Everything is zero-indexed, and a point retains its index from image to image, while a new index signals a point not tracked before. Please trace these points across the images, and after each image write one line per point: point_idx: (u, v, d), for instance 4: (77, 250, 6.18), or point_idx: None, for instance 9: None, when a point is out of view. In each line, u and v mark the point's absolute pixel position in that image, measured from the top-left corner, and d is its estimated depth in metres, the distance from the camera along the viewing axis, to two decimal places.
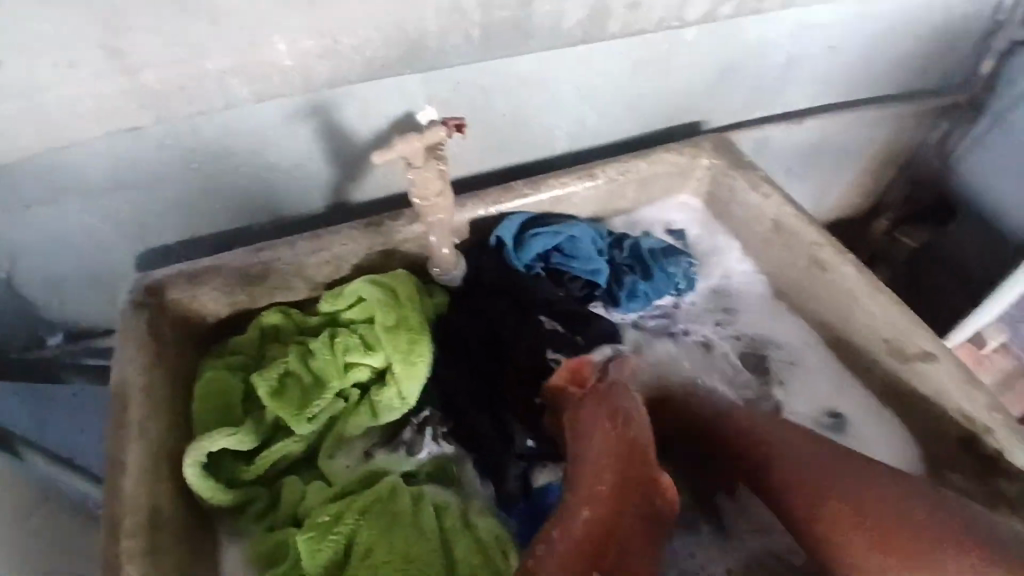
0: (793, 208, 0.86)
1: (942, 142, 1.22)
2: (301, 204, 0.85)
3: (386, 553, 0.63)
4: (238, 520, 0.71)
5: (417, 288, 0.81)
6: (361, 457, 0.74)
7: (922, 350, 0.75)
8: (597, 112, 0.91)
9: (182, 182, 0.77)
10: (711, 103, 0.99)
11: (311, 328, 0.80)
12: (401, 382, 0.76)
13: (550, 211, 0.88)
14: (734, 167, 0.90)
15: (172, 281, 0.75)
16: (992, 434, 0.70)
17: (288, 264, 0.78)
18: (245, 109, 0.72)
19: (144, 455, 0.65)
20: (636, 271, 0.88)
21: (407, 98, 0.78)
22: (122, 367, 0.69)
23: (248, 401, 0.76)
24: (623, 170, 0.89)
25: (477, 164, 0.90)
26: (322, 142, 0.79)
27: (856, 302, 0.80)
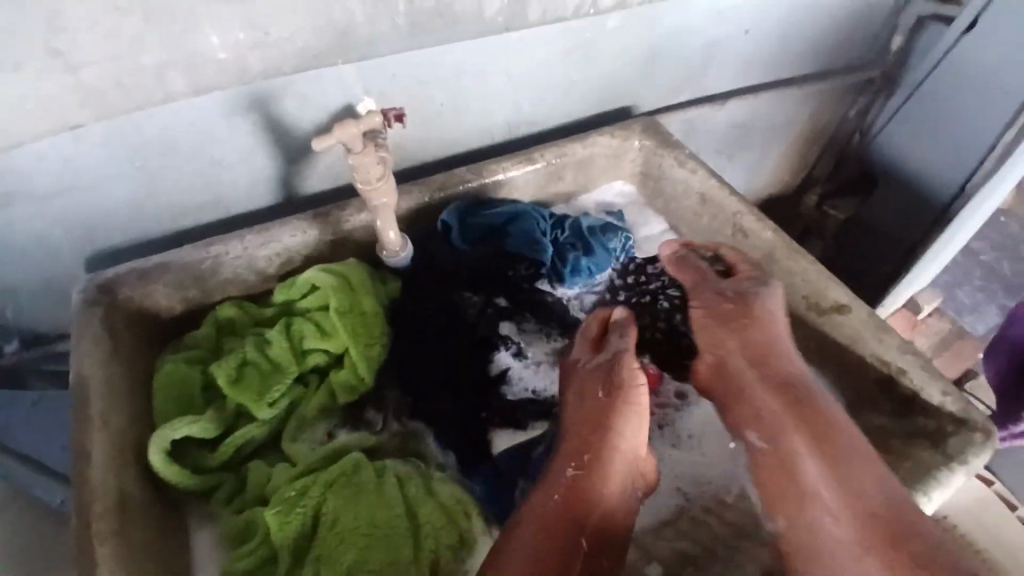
0: (717, 182, 0.93)
1: (854, 117, 1.34)
2: (251, 200, 0.87)
3: (354, 520, 0.67)
4: (208, 505, 0.73)
5: (370, 274, 0.85)
6: (323, 437, 0.77)
7: (835, 303, 0.82)
8: (532, 99, 0.96)
9: (127, 181, 0.78)
10: (639, 87, 1.05)
11: (267, 319, 0.83)
12: (358, 364, 0.80)
13: (494, 195, 0.93)
14: (661, 146, 0.97)
15: (123, 279, 0.76)
16: (897, 371, 0.78)
17: (240, 257, 0.80)
18: (186, 105, 0.74)
19: (107, 447, 0.67)
20: (578, 248, 0.93)
21: (347, 92, 0.81)
22: (79, 366, 0.70)
23: (208, 391, 0.78)
24: (561, 153, 0.94)
25: (422, 153, 0.94)
26: (264, 136, 0.81)
27: (776, 264, 0.88)
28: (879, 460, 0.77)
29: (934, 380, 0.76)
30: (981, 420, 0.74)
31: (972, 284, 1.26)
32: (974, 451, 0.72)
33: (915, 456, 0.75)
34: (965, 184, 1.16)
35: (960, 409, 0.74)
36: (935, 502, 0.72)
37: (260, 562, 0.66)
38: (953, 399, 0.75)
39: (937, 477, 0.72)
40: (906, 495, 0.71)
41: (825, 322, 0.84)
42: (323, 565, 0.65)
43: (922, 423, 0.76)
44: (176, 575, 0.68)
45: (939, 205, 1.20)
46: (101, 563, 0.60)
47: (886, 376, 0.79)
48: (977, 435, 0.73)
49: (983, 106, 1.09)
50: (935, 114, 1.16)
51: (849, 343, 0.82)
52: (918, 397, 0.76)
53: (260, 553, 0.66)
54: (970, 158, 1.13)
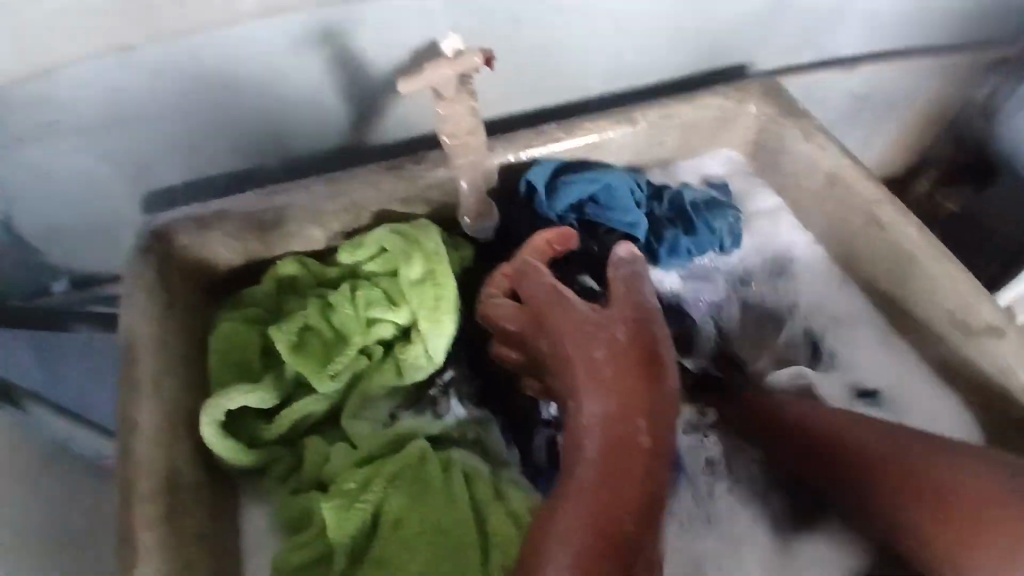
0: (848, 161, 0.80)
1: (983, 98, 1.13)
2: (317, 146, 0.79)
3: (419, 522, 0.60)
4: (261, 481, 0.68)
5: (444, 241, 0.75)
6: (386, 418, 0.70)
7: (988, 323, 0.70)
8: (637, 50, 0.83)
9: (187, 115, 0.70)
10: (758, 42, 0.90)
11: (331, 280, 0.74)
12: (429, 339, 0.70)
13: (586, 158, 0.82)
14: (784, 114, 0.83)
15: (179, 227, 0.69)
16: None
17: (304, 209, 0.72)
18: (254, 31, 0.64)
19: (157, 415, 0.61)
20: (678, 226, 0.82)
21: (432, 26, 0.70)
22: (130, 320, 0.64)
23: (267, 355, 0.71)
24: (667, 115, 0.82)
25: (506, 104, 0.83)
26: (337, 73, 0.71)
27: (915, 265, 0.74)
28: None
29: None
30: None
31: None
32: None
33: None
34: None
35: None
36: None
37: (314, 557, 0.60)
38: None
39: None
40: None
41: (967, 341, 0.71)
42: (385, 570, 0.58)
43: None
44: (224, 557, 0.62)
45: None
46: (147, 548, 0.54)
47: None
48: None
49: None
50: None
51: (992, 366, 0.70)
52: None
53: (314, 548, 0.60)
54: None
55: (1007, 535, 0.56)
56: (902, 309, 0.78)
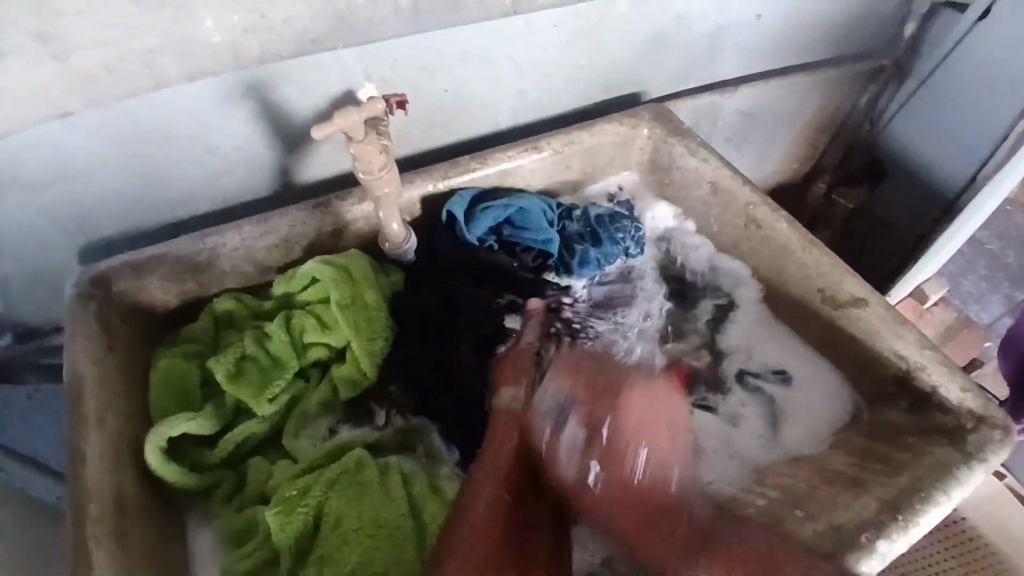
0: (728, 170, 0.90)
1: (865, 105, 1.29)
2: (250, 191, 0.85)
3: (357, 519, 0.65)
4: (208, 504, 0.71)
5: (372, 267, 0.82)
6: (326, 434, 0.75)
7: (852, 296, 0.79)
8: (537, 86, 0.93)
9: (122, 170, 0.75)
10: (647, 74, 1.02)
11: (267, 313, 0.80)
12: (361, 357, 0.78)
13: (499, 185, 0.90)
14: (671, 134, 0.93)
15: (118, 272, 0.74)
16: (915, 367, 0.75)
17: (237, 248, 0.78)
18: (180, 90, 0.71)
19: (102, 445, 0.65)
20: (586, 240, 0.90)
21: (346, 77, 0.78)
22: (73, 361, 0.69)
23: (208, 387, 0.76)
24: (568, 141, 0.92)
25: (424, 141, 0.91)
26: (262, 123, 0.78)
27: (788, 256, 0.84)
28: (888, 457, 0.73)
29: (953, 376, 0.73)
30: (1000, 416, 0.70)
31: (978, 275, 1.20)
32: (993, 449, 0.69)
33: (931, 452, 0.71)
34: (974, 175, 1.13)
35: (979, 406, 0.71)
36: (954, 501, 0.67)
37: (262, 563, 0.64)
38: (975, 396, 0.72)
39: (956, 474, 0.68)
40: (922, 495, 0.67)
41: (840, 316, 0.80)
42: (327, 565, 0.63)
43: (939, 421, 0.73)
44: (174, 575, 0.66)
45: (949, 196, 1.18)
46: (96, 565, 0.58)
47: (904, 372, 0.76)
48: (996, 433, 0.69)
49: (995, 96, 1.06)
50: (950, 103, 1.13)
51: (864, 337, 0.78)
52: (935, 394, 0.73)
53: (261, 554, 0.64)
54: (979, 153, 1.11)
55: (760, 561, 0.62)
56: (787, 297, 0.87)
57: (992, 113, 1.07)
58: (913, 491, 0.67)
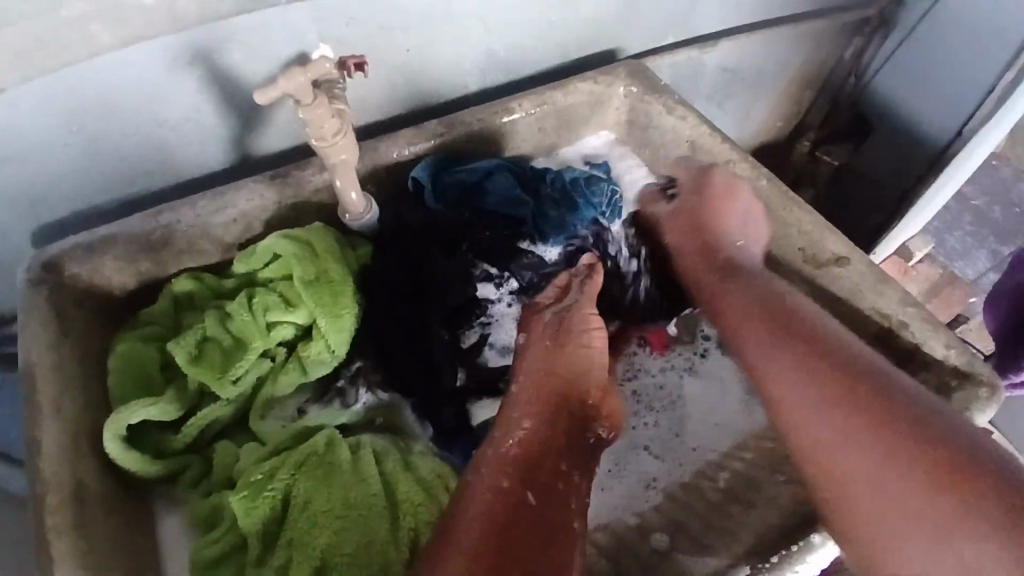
0: (708, 128, 0.86)
1: (850, 59, 1.24)
2: (206, 164, 0.81)
3: (326, 501, 0.63)
4: (175, 489, 0.70)
5: (337, 240, 0.78)
6: (294, 414, 0.73)
7: (833, 254, 0.77)
8: (506, 44, 0.88)
9: (65, 148, 0.71)
10: (623, 29, 0.97)
11: (228, 291, 0.77)
12: (328, 335, 0.74)
13: (469, 150, 0.86)
14: (648, 92, 0.89)
15: (69, 255, 0.70)
16: (899, 325, 0.73)
17: (193, 225, 0.74)
18: (119, 58, 0.66)
19: (60, 435, 0.62)
20: (562, 205, 0.87)
21: (298, 39, 0.73)
22: (25, 349, 0.65)
23: (169, 370, 0.73)
24: (540, 102, 0.87)
25: (388, 106, 0.87)
26: (212, 92, 0.74)
27: (770, 216, 0.82)
28: None
29: (937, 333, 0.72)
30: (986, 373, 0.70)
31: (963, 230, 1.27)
32: (976, 408, 0.69)
33: None
34: (961, 130, 1.10)
35: (964, 362, 0.70)
36: None
37: (228, 549, 0.62)
38: (960, 352, 0.71)
39: None
40: None
41: (823, 275, 0.78)
42: (294, 549, 0.61)
43: (922, 379, 0.72)
44: (144, 561, 0.64)
45: (933, 151, 1.14)
46: (59, 556, 0.57)
47: (887, 330, 0.74)
48: (982, 390, 0.69)
49: (983, 44, 1.02)
50: (941, 53, 1.08)
51: (846, 296, 0.77)
52: (919, 351, 0.72)
53: (227, 540, 0.62)
54: (965, 107, 1.08)
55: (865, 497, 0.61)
56: (770, 257, 0.84)
57: (981, 62, 1.03)
58: None
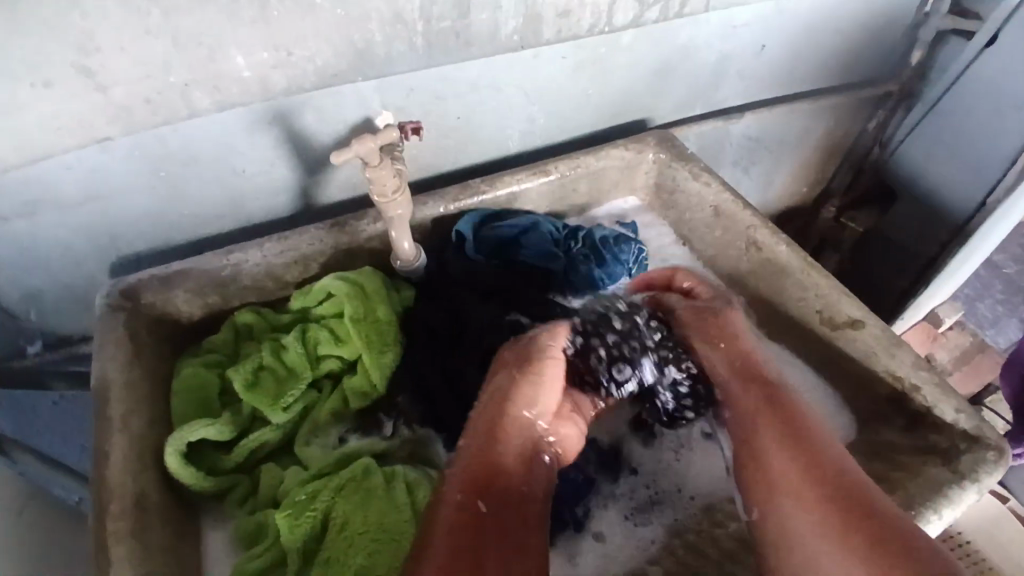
0: (730, 194, 0.92)
1: (873, 130, 1.30)
2: (270, 209, 0.90)
3: (362, 524, 0.67)
4: (223, 506, 0.75)
5: (384, 283, 0.86)
6: (336, 442, 0.78)
7: (849, 318, 0.80)
8: (546, 112, 0.97)
9: (151, 190, 0.80)
10: (653, 101, 1.06)
11: (283, 325, 0.85)
12: (371, 370, 0.81)
13: (507, 207, 0.94)
14: (675, 159, 0.97)
15: (145, 284, 0.79)
16: (911, 388, 0.76)
17: (258, 264, 0.82)
18: (209, 119, 0.76)
19: (126, 448, 0.69)
20: (591, 260, 0.93)
21: (364, 105, 0.82)
22: (102, 368, 0.73)
23: (226, 394, 0.80)
24: (574, 165, 0.95)
25: (436, 164, 0.96)
26: (282, 147, 0.83)
27: (788, 277, 0.86)
28: (887, 477, 0.74)
29: (950, 398, 0.74)
30: (994, 437, 0.71)
31: (993, 297, 1.23)
32: (988, 470, 0.69)
33: (925, 472, 0.72)
34: (985, 200, 1.12)
35: (973, 427, 0.72)
36: (946, 519, 0.69)
37: (270, 564, 0.67)
38: (968, 417, 0.72)
39: (948, 495, 0.69)
40: (914, 514, 0.68)
41: (839, 336, 0.82)
42: (332, 568, 0.65)
43: (934, 440, 0.74)
44: (190, 572, 0.69)
45: (959, 220, 1.17)
46: (117, 560, 0.62)
47: (899, 392, 0.77)
48: (990, 453, 0.70)
49: (1001, 121, 1.06)
50: (961, 128, 1.12)
51: (861, 357, 0.80)
52: (931, 413, 0.75)
53: (269, 556, 0.67)
54: (988, 178, 1.11)
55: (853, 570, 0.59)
56: (787, 317, 0.88)
57: (1001, 136, 1.06)
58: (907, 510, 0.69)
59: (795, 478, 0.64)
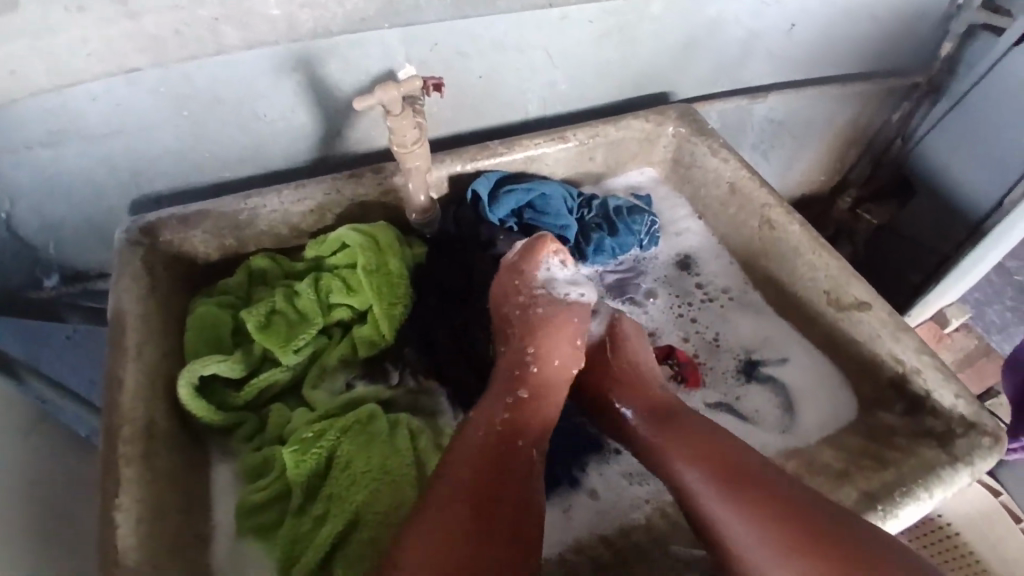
0: (747, 172, 0.92)
1: (897, 121, 1.28)
2: (289, 157, 0.90)
3: (365, 464, 0.69)
4: (229, 441, 0.78)
5: (397, 237, 0.86)
6: (342, 388, 0.80)
7: (856, 300, 0.81)
8: (569, 78, 0.97)
9: (175, 128, 0.81)
10: (678, 75, 1.05)
11: (297, 273, 0.86)
12: (380, 320, 0.82)
13: (524, 171, 0.94)
14: (695, 134, 0.96)
15: (164, 223, 0.80)
16: (910, 371, 0.77)
17: (275, 211, 0.84)
18: (235, 59, 0.76)
19: (140, 375, 0.71)
20: (603, 228, 0.94)
21: (389, 57, 0.82)
22: (119, 300, 0.75)
23: (238, 335, 0.82)
24: (594, 134, 0.95)
25: (455, 124, 0.96)
26: (307, 95, 0.84)
27: (797, 258, 0.87)
28: (879, 455, 0.75)
29: (950, 384, 0.75)
30: (991, 424, 0.72)
31: (1003, 304, 1.27)
32: (981, 453, 0.71)
33: (919, 453, 0.73)
34: (1001, 201, 1.12)
35: (971, 413, 0.73)
36: (934, 499, 0.70)
37: (274, 496, 0.70)
38: (967, 402, 0.74)
39: (939, 475, 0.70)
40: (901, 489, 0.70)
41: (843, 318, 0.82)
42: (334, 503, 0.67)
43: (930, 424, 0.75)
44: (196, 499, 0.72)
45: (975, 218, 1.17)
46: (126, 480, 0.64)
47: (900, 375, 0.77)
48: (986, 439, 0.71)
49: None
50: (984, 125, 1.11)
51: (864, 340, 0.80)
52: (930, 398, 0.75)
53: (273, 488, 0.70)
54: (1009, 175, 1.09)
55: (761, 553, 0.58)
56: (793, 298, 0.89)
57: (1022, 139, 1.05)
58: (895, 486, 0.70)
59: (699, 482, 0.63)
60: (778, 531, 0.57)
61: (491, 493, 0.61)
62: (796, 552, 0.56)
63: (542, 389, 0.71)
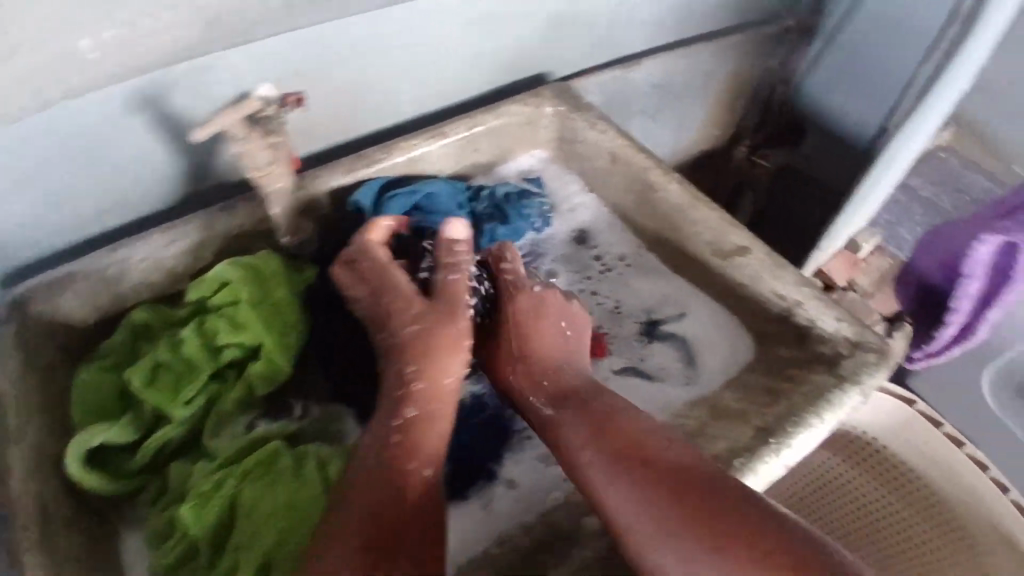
0: (626, 140, 0.93)
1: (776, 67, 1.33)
2: (156, 200, 0.86)
3: (273, 503, 0.66)
4: (133, 506, 0.73)
5: (283, 264, 0.83)
6: (245, 429, 0.77)
7: (736, 246, 0.84)
8: (439, 75, 0.95)
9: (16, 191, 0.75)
10: (551, 54, 1.05)
11: (179, 320, 0.80)
12: (275, 352, 0.78)
13: (407, 174, 0.92)
14: (572, 111, 0.97)
15: (21, 293, 0.75)
16: (794, 303, 0.80)
17: (145, 259, 0.79)
18: (67, 109, 0.71)
19: (15, 460, 0.66)
20: (496, 218, 0.93)
21: (239, 82, 0.79)
22: None
23: (124, 396, 0.76)
24: (473, 124, 0.94)
25: (331, 137, 0.93)
26: (159, 133, 0.79)
27: (683, 216, 0.88)
28: (774, 389, 0.78)
29: (832, 309, 0.78)
30: (874, 341, 0.76)
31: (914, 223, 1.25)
32: (867, 372, 0.74)
33: (811, 380, 0.76)
34: (885, 123, 1.14)
35: (854, 333, 0.76)
36: (828, 423, 0.73)
37: (183, 556, 0.66)
38: (850, 323, 0.77)
39: (829, 398, 0.73)
40: (794, 419, 0.73)
41: (729, 266, 0.84)
42: (245, 550, 0.64)
43: (818, 351, 0.78)
44: None
45: (863, 145, 1.19)
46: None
47: (785, 309, 0.81)
48: (871, 357, 0.75)
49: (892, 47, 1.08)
50: (853, 56, 1.14)
51: (751, 282, 0.83)
52: (813, 327, 0.79)
53: (180, 549, 0.66)
54: (889, 99, 1.12)
55: (670, 546, 0.59)
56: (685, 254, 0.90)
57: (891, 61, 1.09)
58: (788, 416, 0.73)
59: (625, 478, 0.63)
60: (692, 524, 0.59)
61: (387, 535, 0.59)
62: (718, 542, 0.58)
63: (431, 406, 0.69)
